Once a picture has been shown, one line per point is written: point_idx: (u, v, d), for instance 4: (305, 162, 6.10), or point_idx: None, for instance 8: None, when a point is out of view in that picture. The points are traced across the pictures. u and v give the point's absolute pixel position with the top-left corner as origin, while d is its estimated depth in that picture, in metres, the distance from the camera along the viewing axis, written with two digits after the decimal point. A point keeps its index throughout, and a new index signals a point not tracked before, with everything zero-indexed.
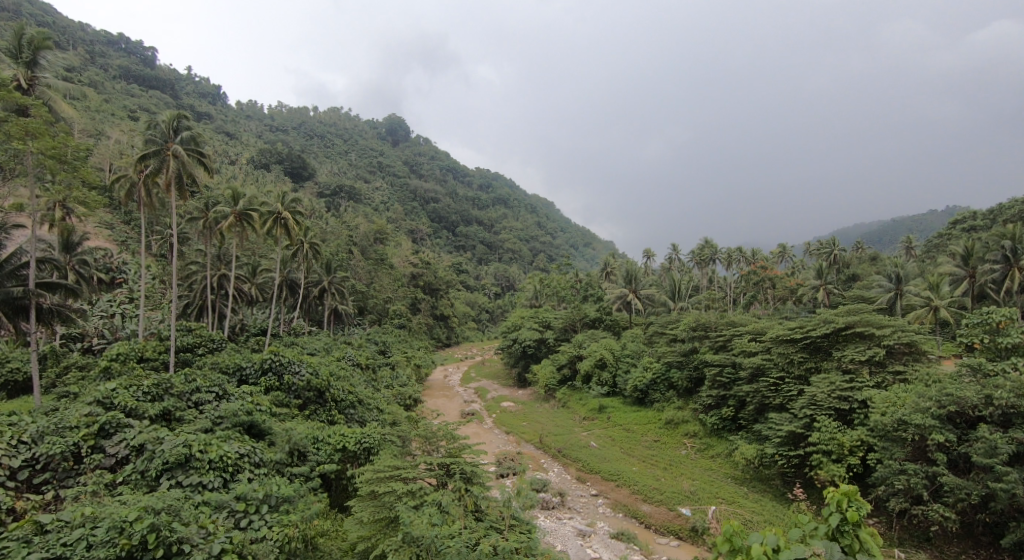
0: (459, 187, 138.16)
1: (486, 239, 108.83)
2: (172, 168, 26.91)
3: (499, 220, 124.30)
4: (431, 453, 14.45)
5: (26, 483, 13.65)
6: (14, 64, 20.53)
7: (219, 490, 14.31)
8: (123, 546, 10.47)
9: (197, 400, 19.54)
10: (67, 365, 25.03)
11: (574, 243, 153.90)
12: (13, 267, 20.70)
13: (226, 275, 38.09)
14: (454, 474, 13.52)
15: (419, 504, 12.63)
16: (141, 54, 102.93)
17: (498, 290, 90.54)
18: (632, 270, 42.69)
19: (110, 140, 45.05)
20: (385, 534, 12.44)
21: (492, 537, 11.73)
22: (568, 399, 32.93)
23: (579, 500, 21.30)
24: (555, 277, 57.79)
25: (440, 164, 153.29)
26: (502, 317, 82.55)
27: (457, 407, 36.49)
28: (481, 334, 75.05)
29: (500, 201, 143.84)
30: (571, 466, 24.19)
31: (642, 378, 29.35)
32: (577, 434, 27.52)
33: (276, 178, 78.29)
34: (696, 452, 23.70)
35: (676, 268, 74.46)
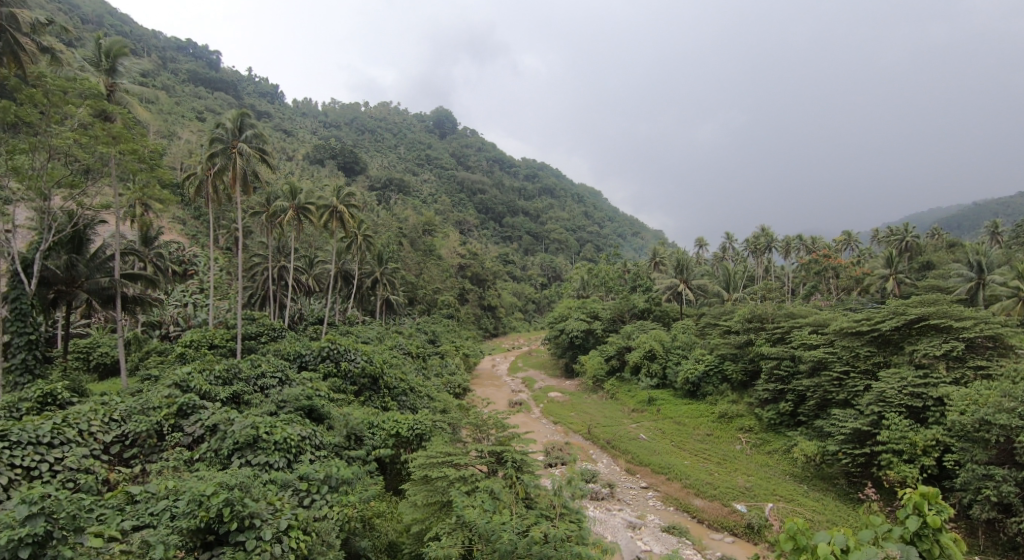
0: (505, 178, 138.66)
1: (533, 230, 108.93)
2: (238, 165, 28.53)
3: (547, 211, 124.14)
4: (482, 441, 15.04)
5: (117, 457, 15.09)
6: (96, 72, 22.01)
7: (284, 470, 15.16)
8: (202, 518, 10.98)
9: (262, 385, 20.87)
10: (149, 351, 27.02)
11: (622, 232, 151.87)
12: (102, 259, 22.40)
13: (286, 267, 40.09)
14: (505, 461, 14.17)
15: (471, 489, 13.22)
16: (207, 58, 108.46)
17: (545, 280, 90.53)
18: (683, 260, 41.38)
19: (180, 140, 47.96)
20: (437, 518, 13.11)
21: (543, 525, 11.82)
22: (617, 390, 33.12)
23: (629, 492, 21.60)
24: (603, 268, 57.75)
25: (485, 156, 154.02)
26: (548, 307, 82.40)
27: (505, 396, 37.28)
28: (528, 324, 75.63)
29: (547, 192, 143.69)
30: (620, 458, 24.43)
31: (694, 369, 29.16)
32: (626, 426, 27.71)
33: (330, 173, 81.24)
34: (751, 447, 23.48)
35: (731, 257, 72.91)
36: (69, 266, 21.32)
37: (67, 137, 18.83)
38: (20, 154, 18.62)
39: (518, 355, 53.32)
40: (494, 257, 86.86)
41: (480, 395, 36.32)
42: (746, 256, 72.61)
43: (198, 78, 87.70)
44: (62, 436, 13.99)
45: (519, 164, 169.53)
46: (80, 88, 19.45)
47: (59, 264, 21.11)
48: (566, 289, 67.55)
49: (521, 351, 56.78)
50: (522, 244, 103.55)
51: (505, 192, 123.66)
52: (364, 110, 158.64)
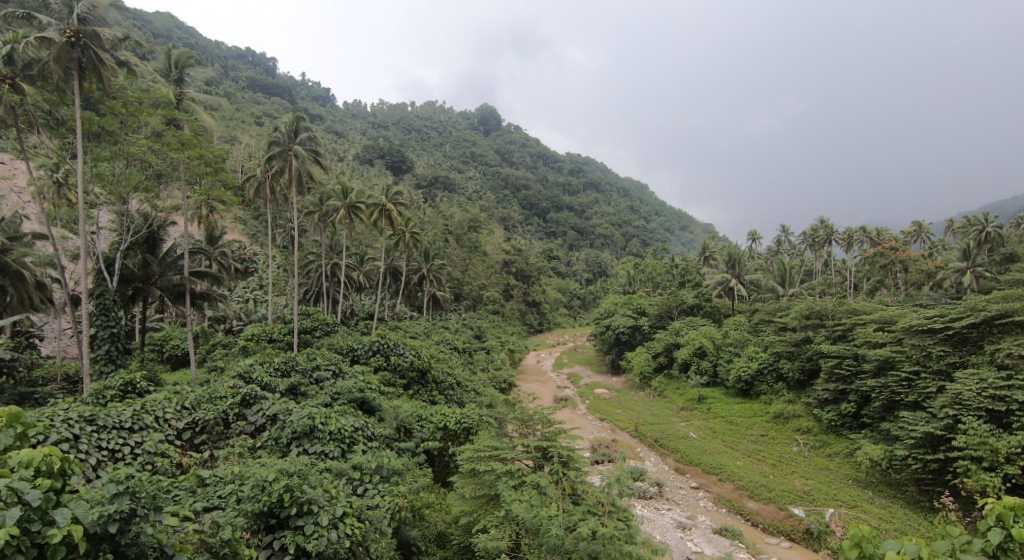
0: (550, 173, 138.40)
1: (578, 225, 108.47)
2: (294, 166, 29.79)
3: (592, 206, 123.32)
4: (528, 436, 15.26)
5: (189, 442, 16.22)
6: (166, 82, 23.49)
7: (338, 459, 15.71)
8: (264, 502, 10.95)
9: (318, 376, 21.79)
10: (214, 344, 28.70)
11: (670, 227, 149.15)
12: (173, 258, 23.97)
13: (338, 265, 41.39)
14: (551, 457, 14.25)
15: (518, 483, 13.42)
16: (265, 65, 113.37)
17: (590, 276, 90.13)
18: (735, 254, 40.72)
19: (241, 145, 50.44)
20: (485, 510, 13.43)
21: (590, 522, 11.53)
22: (665, 387, 32.94)
23: (678, 492, 21.55)
24: (650, 263, 57.24)
25: (530, 151, 154.15)
26: (594, 303, 81.83)
27: (551, 391, 37.67)
28: (573, 320, 75.67)
29: (592, 186, 142.65)
30: (669, 457, 24.35)
31: (746, 368, 28.66)
32: (675, 424, 27.60)
33: (379, 172, 83.51)
34: (809, 449, 22.80)
35: (787, 251, 70.82)
36: (144, 264, 22.91)
37: (143, 144, 20.29)
38: (102, 161, 20.17)
39: (563, 351, 53.48)
40: (539, 253, 87.08)
41: (526, 391, 36.76)
42: (803, 249, 70.46)
43: (257, 84, 91.51)
44: (141, 422, 15.13)
45: (563, 159, 168.85)
46: (153, 98, 20.59)
47: (135, 263, 22.69)
48: (613, 284, 67.08)
49: (566, 347, 56.75)
50: (566, 239, 103.21)
51: (550, 187, 123.56)
52: (410, 110, 161.63)
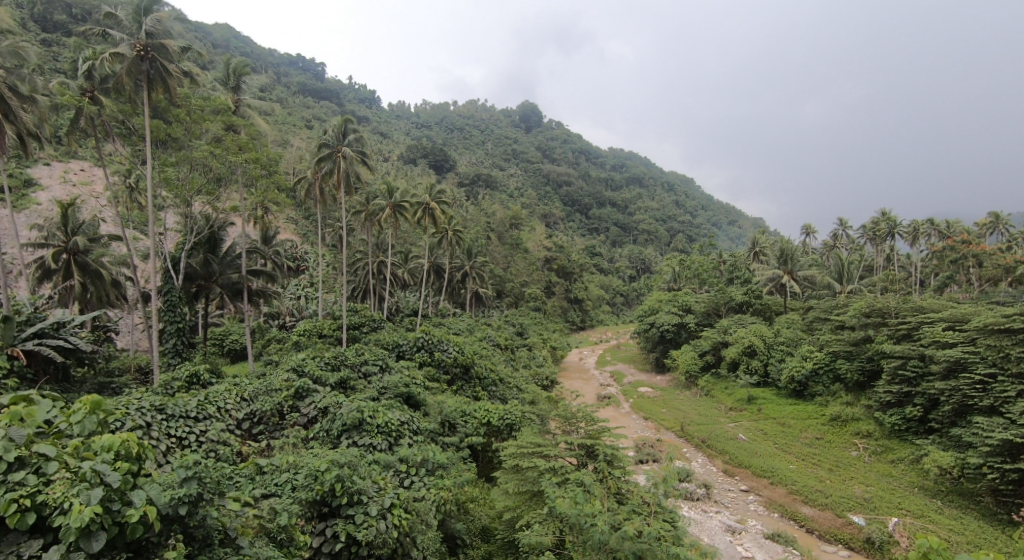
0: (592, 169, 137.33)
1: (621, 221, 107.26)
2: (342, 168, 30.73)
3: (636, 201, 121.78)
4: (571, 433, 15.15)
5: (248, 432, 17.08)
6: (225, 90, 24.66)
7: (386, 451, 16.15)
8: (317, 491, 10.65)
9: (366, 370, 22.54)
10: (269, 339, 30.08)
11: (716, 221, 145.60)
12: (232, 256, 25.15)
13: (384, 262, 42.50)
14: (596, 454, 14.07)
15: (561, 480, 13.25)
16: (314, 70, 117.19)
17: (633, 273, 89.02)
18: (788, 250, 40.75)
19: (293, 147, 52.40)
20: (528, 506, 13.44)
21: (636, 521, 11.55)
22: (713, 387, 32.44)
23: (727, 494, 21.10)
24: (695, 259, 56.32)
25: (572, 148, 153.35)
26: (637, 301, 81.18)
27: (594, 389, 37.78)
28: (616, 317, 75.12)
29: (635, 181, 140.70)
30: (717, 459, 24.01)
31: (800, 368, 27.59)
32: (723, 425, 27.18)
33: (423, 171, 85.09)
34: (870, 454, 21.84)
35: (844, 245, 68.19)
36: (205, 263, 24.23)
37: (205, 150, 21.44)
38: (169, 166, 21.43)
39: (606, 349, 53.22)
40: (581, 250, 86.74)
41: (569, 388, 36.84)
42: (862, 243, 67.69)
43: (307, 89, 94.61)
44: (206, 411, 16.05)
45: (606, 155, 167.18)
46: (214, 106, 21.78)
47: (198, 262, 24.13)
48: (657, 281, 66.19)
49: (609, 345, 56.40)
50: (609, 235, 102.35)
51: (592, 183, 122.62)
52: (453, 110, 163.52)
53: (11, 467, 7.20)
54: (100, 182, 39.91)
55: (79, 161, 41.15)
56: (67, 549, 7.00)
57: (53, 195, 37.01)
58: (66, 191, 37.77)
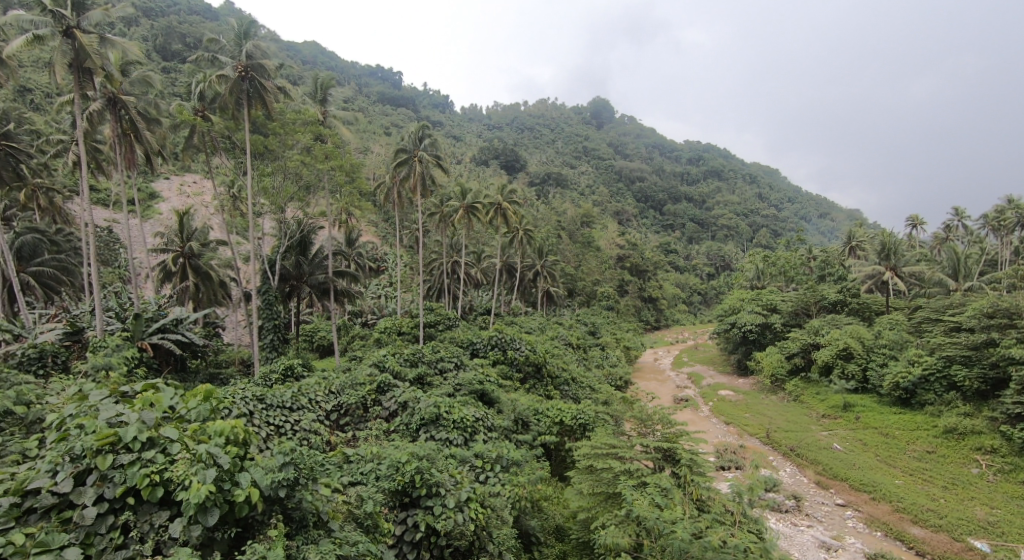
0: (667, 164, 133.75)
1: (698, 217, 103.85)
2: (419, 170, 31.96)
3: (715, 195, 117.50)
4: (647, 435, 15.01)
5: (336, 423, 18.20)
6: (313, 103, 26.40)
7: (462, 446, 16.70)
8: (399, 481, 10.69)
9: (442, 367, 23.44)
10: (353, 336, 31.81)
11: (804, 214, 137.67)
12: (321, 258, 26.44)
13: (458, 263, 44.28)
14: (674, 459, 13.68)
15: (638, 483, 13.01)
16: (392, 78, 122.61)
17: (712, 271, 85.80)
18: (890, 244, 37.87)
19: (373, 154, 55.04)
20: (605, 508, 13.02)
21: (719, 530, 11.10)
22: (803, 392, 30.00)
23: (820, 508, 19.56)
24: (781, 255, 53.66)
25: (645, 143, 150.00)
26: (716, 299, 78.45)
27: (670, 390, 37.28)
28: (693, 317, 72.82)
29: (714, 174, 135.11)
30: (809, 468, 22.29)
31: (907, 374, 24.92)
32: (814, 433, 25.20)
33: (495, 172, 86.69)
34: (995, 473, 19.71)
35: (958, 236, 62.33)
36: (297, 265, 25.86)
37: (296, 160, 23.01)
38: (266, 176, 23.28)
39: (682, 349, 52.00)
40: (655, 248, 85.13)
41: (644, 389, 36.42)
42: (981, 233, 61.52)
43: (385, 97, 98.62)
44: (298, 403, 17.34)
45: (682, 148, 162.21)
46: (304, 118, 23.26)
47: (290, 264, 25.87)
48: (737, 279, 63.78)
49: (686, 345, 54.94)
50: (685, 232, 99.38)
51: (667, 179, 119.61)
52: (524, 110, 164.82)
53: (143, 447, 7.77)
54: (211, 193, 43.66)
55: (193, 174, 45.30)
56: (187, 522, 7.42)
57: (172, 205, 40.92)
58: (182, 202, 41.68)
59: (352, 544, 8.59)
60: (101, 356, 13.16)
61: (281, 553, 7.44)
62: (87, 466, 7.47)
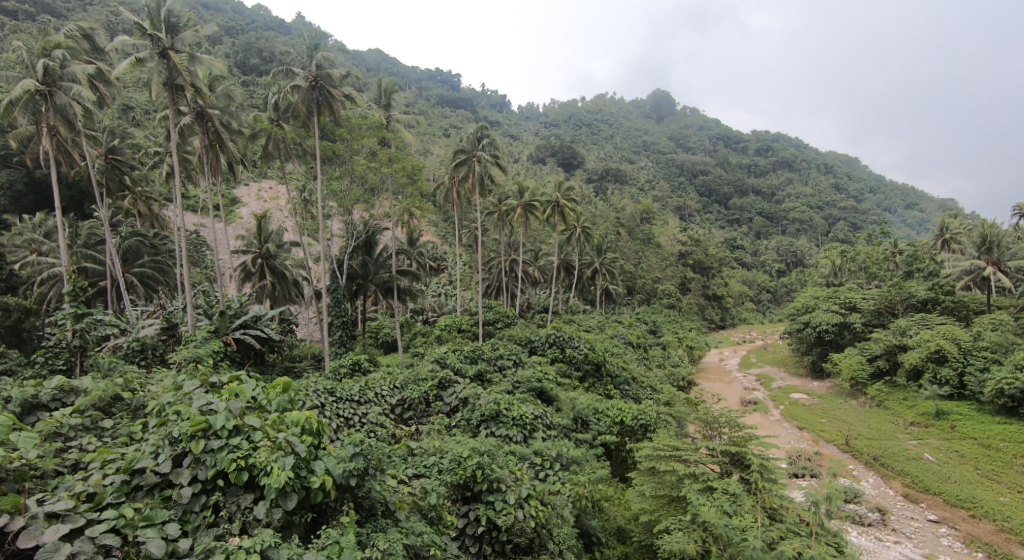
0: (733, 155, 128.86)
1: (767, 210, 99.62)
2: (477, 170, 32.49)
3: (786, 187, 112.47)
4: (713, 438, 14.13)
5: (400, 417, 18.84)
6: (378, 108, 27.42)
7: (521, 443, 16.93)
8: (460, 476, 11.10)
9: (501, 364, 23.79)
10: (415, 332, 32.78)
11: (888, 205, 128.80)
12: (385, 257, 27.78)
13: (515, 261, 44.80)
14: (744, 464, 12.89)
15: (705, 488, 12.40)
16: (450, 80, 125.14)
17: (783, 267, 82.06)
18: (990, 236, 35.23)
19: (434, 155, 56.26)
20: (667, 512, 12.68)
21: (794, 540, 10.61)
22: (887, 397, 28.36)
23: (908, 523, 18.53)
24: (861, 249, 50.75)
25: (710, 133, 144.36)
26: (787, 297, 75.24)
27: (736, 392, 36.31)
28: (762, 316, 69.73)
29: (785, 165, 129.19)
30: (895, 480, 21.12)
31: (1013, 381, 23.18)
32: (902, 442, 23.85)
33: (552, 170, 86.79)
34: None
35: None
36: (364, 264, 27.23)
37: (363, 164, 23.96)
38: (335, 180, 24.38)
39: (750, 349, 50.27)
40: (720, 244, 82.78)
41: (709, 390, 35.62)
42: None
43: (444, 100, 100.50)
44: (366, 396, 18.11)
45: (749, 138, 155.60)
46: (369, 123, 24.10)
47: (357, 264, 27.24)
48: (811, 275, 60.78)
49: (754, 345, 52.94)
50: (752, 227, 95.93)
51: (732, 172, 114.77)
52: (582, 107, 163.60)
53: (229, 434, 8.22)
54: (286, 197, 46.00)
55: (269, 179, 47.90)
56: (270, 505, 7.82)
57: (250, 209, 43.41)
58: (259, 206, 44.13)
59: (418, 534, 9.00)
60: (191, 349, 14.33)
61: (353, 538, 7.74)
62: (183, 450, 8.00)
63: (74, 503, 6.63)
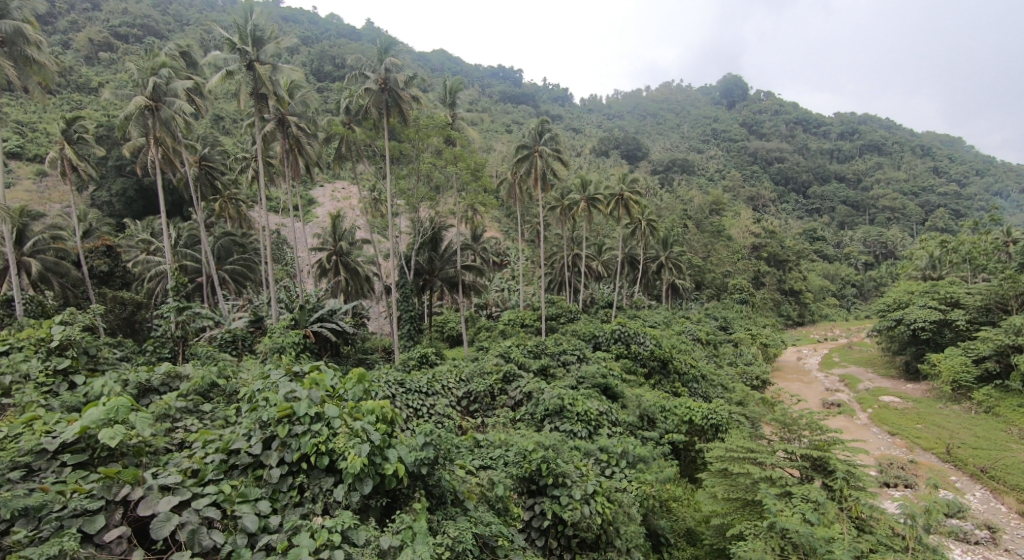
0: (812, 140, 122.02)
1: (851, 198, 93.84)
2: (539, 165, 32.53)
3: (875, 172, 105.20)
4: (792, 442, 13.41)
5: (466, 409, 19.33)
6: (443, 107, 28.08)
7: (586, 438, 16.98)
8: (525, 469, 11.30)
9: (565, 359, 23.89)
10: (480, 327, 33.46)
11: (997, 189, 117.65)
12: (450, 253, 28.53)
13: (579, 256, 44.77)
14: (826, 469, 12.19)
15: (783, 493, 11.77)
16: (512, 76, 125.99)
17: (870, 259, 77.11)
18: None
19: (497, 151, 56.85)
20: (742, 515, 12.26)
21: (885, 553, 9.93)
22: (996, 404, 26.40)
23: (1020, 541, 17.18)
24: (961, 238, 46.78)
25: (787, 117, 136.91)
26: (875, 292, 70.76)
27: (817, 394, 34.81)
28: (846, 312, 66.06)
29: (874, 148, 120.88)
30: (1007, 496, 19.71)
31: None
32: (1014, 454, 22.11)
33: (616, 162, 85.77)
34: None
35: None
36: (430, 260, 28.19)
37: (429, 163, 24.65)
38: (403, 178, 25.24)
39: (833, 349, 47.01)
40: (798, 236, 78.97)
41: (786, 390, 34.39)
42: None
43: (507, 96, 101.32)
44: (433, 388, 18.77)
45: (831, 121, 146.66)
46: (435, 123, 24.65)
47: (424, 260, 28.19)
48: (904, 268, 56.67)
49: (836, 343, 50.25)
50: (835, 217, 90.77)
51: (811, 158, 108.77)
52: (648, 97, 160.41)
53: (312, 420, 8.78)
54: (358, 197, 47.88)
55: (342, 180, 50.00)
56: (348, 488, 8.29)
57: (325, 209, 45.56)
58: (333, 205, 46.26)
59: (486, 524, 9.32)
60: (275, 341, 15.36)
61: (425, 524, 8.08)
62: (272, 433, 8.63)
63: (181, 478, 7.23)
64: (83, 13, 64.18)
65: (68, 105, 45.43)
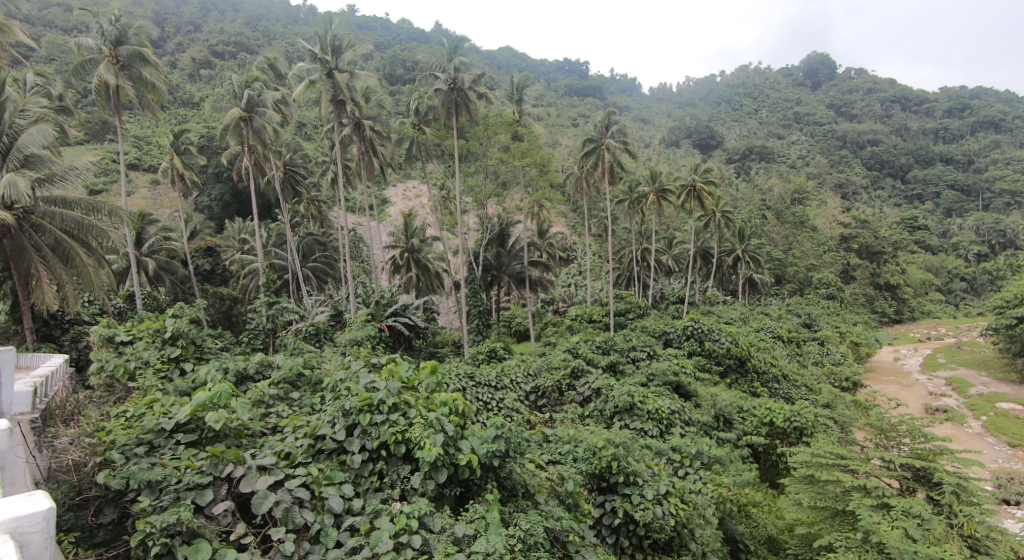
0: (910, 120, 113.05)
1: (958, 183, 86.03)
2: (606, 158, 32.13)
3: (988, 151, 95.75)
4: (890, 449, 12.50)
5: (535, 404, 19.54)
6: (511, 103, 28.27)
7: (657, 437, 16.80)
8: (596, 466, 11.36)
9: (634, 356, 23.68)
10: (546, 322, 33.63)
11: None
12: (517, 249, 29.07)
13: (649, 250, 44.04)
14: (930, 480, 11.30)
15: (880, 504, 11.10)
16: (580, 69, 125.40)
17: (984, 249, 70.22)
18: None
19: (565, 145, 56.67)
20: (831, 526, 11.72)
21: None
22: None
23: None
24: None
25: (883, 96, 127.33)
26: (989, 287, 64.70)
27: (919, 398, 32.58)
28: (953, 307, 60.84)
29: (988, 126, 110.02)
30: None
31: None
32: None
33: (688, 152, 83.55)
34: None
35: None
36: (498, 257, 28.86)
37: (497, 160, 25.01)
38: (470, 177, 25.81)
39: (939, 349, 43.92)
40: (897, 226, 73.56)
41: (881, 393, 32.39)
42: None
43: (574, 89, 100.74)
44: (503, 382, 19.11)
45: (936, 97, 134.78)
46: (502, 121, 24.97)
47: (491, 256, 28.91)
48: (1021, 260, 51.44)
49: (940, 342, 46.54)
50: (940, 205, 83.79)
51: (910, 141, 100.77)
52: (725, 83, 154.81)
53: (390, 410, 9.23)
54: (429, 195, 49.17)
55: (414, 179, 51.54)
56: (424, 476, 8.67)
57: (398, 208, 47.15)
58: (406, 204, 47.82)
59: (557, 519, 9.47)
60: (354, 334, 16.23)
61: (498, 515, 8.34)
62: (354, 421, 9.14)
63: (276, 460, 7.84)
64: (186, 34, 69.83)
65: (172, 118, 49.59)
